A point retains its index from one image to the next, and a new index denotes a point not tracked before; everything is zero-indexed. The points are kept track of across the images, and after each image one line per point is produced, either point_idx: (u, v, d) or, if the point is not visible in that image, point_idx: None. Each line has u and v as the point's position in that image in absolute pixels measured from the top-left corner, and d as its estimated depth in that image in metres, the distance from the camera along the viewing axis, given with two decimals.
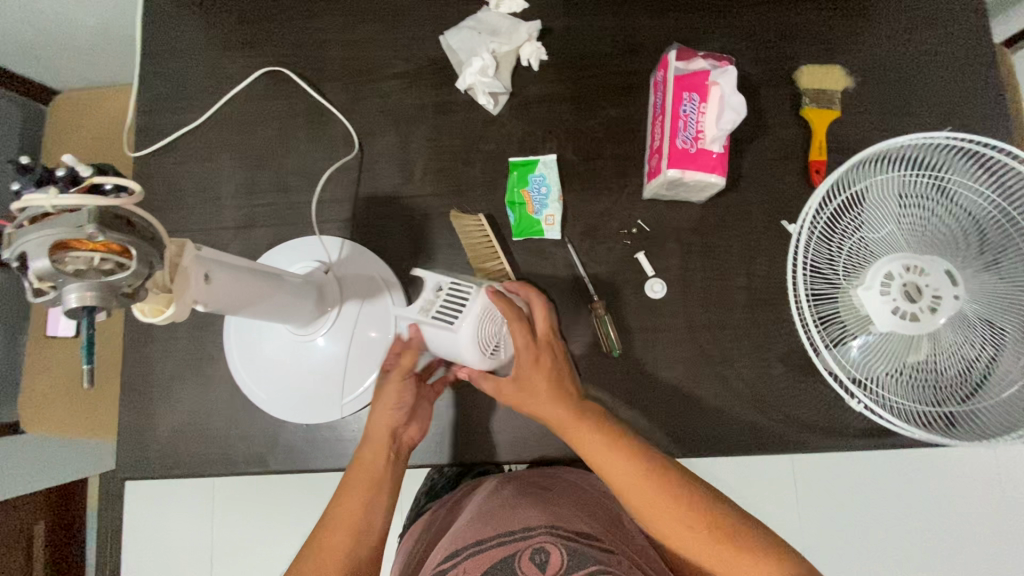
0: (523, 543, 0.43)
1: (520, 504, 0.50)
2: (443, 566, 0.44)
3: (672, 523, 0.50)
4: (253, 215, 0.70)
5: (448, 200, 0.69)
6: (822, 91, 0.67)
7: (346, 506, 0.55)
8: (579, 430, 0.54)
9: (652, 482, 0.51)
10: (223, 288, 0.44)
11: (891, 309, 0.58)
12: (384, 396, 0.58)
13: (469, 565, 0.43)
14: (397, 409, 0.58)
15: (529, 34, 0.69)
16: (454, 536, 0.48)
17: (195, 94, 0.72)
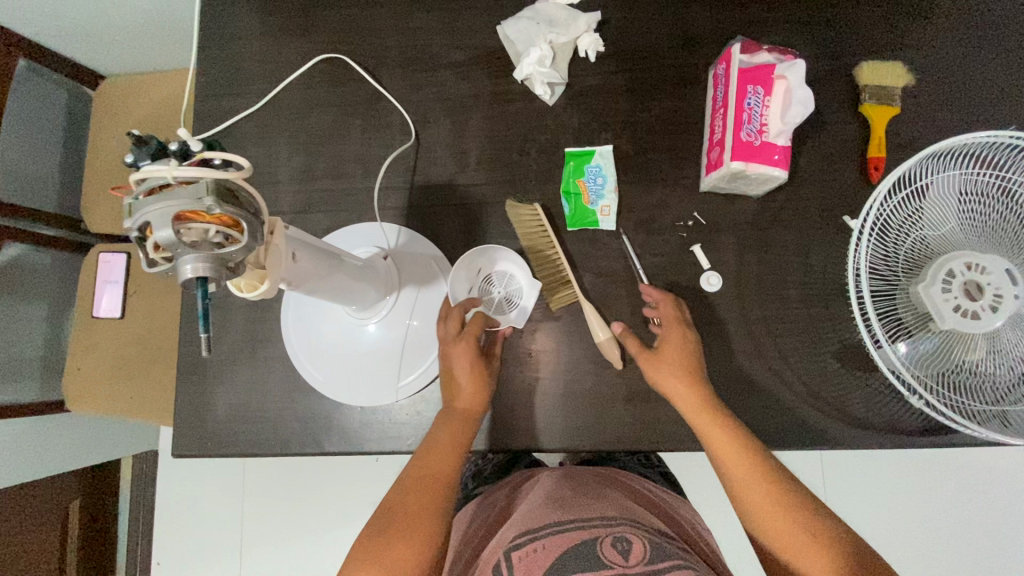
0: (603, 530, 0.47)
1: (593, 500, 0.54)
2: (521, 541, 0.48)
3: (769, 518, 0.52)
4: (309, 200, 0.70)
5: (503, 189, 0.69)
6: (882, 86, 0.67)
7: (441, 459, 0.56)
8: (701, 409, 0.57)
9: (757, 466, 0.54)
10: (304, 265, 0.45)
11: (949, 304, 0.58)
12: (481, 372, 0.61)
13: (550, 543, 0.46)
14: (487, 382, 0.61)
15: (587, 25, 0.69)
16: (529, 518, 0.52)
17: (253, 80, 0.73)
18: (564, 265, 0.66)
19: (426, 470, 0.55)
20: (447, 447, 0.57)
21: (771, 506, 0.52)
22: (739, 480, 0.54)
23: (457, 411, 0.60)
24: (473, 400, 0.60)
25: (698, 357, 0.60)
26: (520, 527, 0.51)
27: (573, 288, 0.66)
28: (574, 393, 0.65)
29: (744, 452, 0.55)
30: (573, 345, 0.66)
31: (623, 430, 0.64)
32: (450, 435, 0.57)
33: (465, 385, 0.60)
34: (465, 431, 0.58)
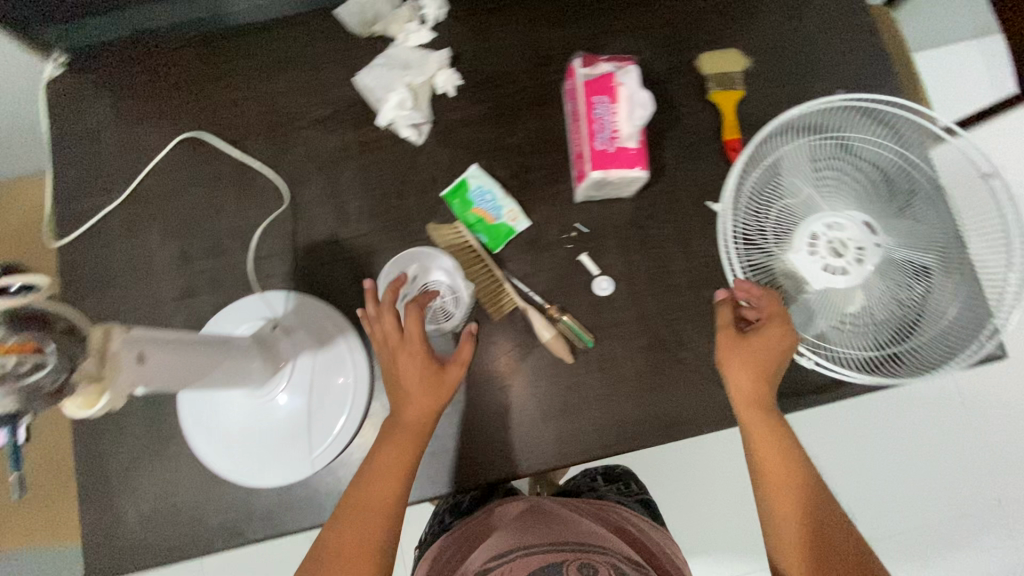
0: (569, 556, 0.54)
1: (557, 524, 0.62)
2: (489, 564, 0.56)
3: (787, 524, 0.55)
4: (192, 284, 0.68)
5: (387, 234, 0.69)
6: (724, 74, 0.70)
7: (381, 488, 0.56)
8: (762, 419, 0.59)
9: (789, 478, 0.57)
10: (160, 363, 0.43)
11: (816, 264, 0.62)
12: (426, 376, 0.58)
13: (515, 566, 0.54)
14: (430, 393, 0.58)
15: (439, 63, 0.71)
16: (500, 542, 0.60)
17: (112, 173, 0.70)
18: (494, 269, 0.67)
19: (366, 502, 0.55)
20: (387, 471, 0.56)
21: (798, 523, 0.55)
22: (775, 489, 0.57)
23: (402, 428, 0.57)
24: (415, 414, 0.58)
25: (782, 358, 0.59)
26: (490, 551, 0.59)
27: (508, 288, 0.67)
28: (494, 424, 0.65)
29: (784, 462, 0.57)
30: (484, 376, 0.66)
31: (549, 449, 0.65)
32: (388, 458, 0.57)
33: (410, 399, 0.58)
34: (405, 453, 0.57)
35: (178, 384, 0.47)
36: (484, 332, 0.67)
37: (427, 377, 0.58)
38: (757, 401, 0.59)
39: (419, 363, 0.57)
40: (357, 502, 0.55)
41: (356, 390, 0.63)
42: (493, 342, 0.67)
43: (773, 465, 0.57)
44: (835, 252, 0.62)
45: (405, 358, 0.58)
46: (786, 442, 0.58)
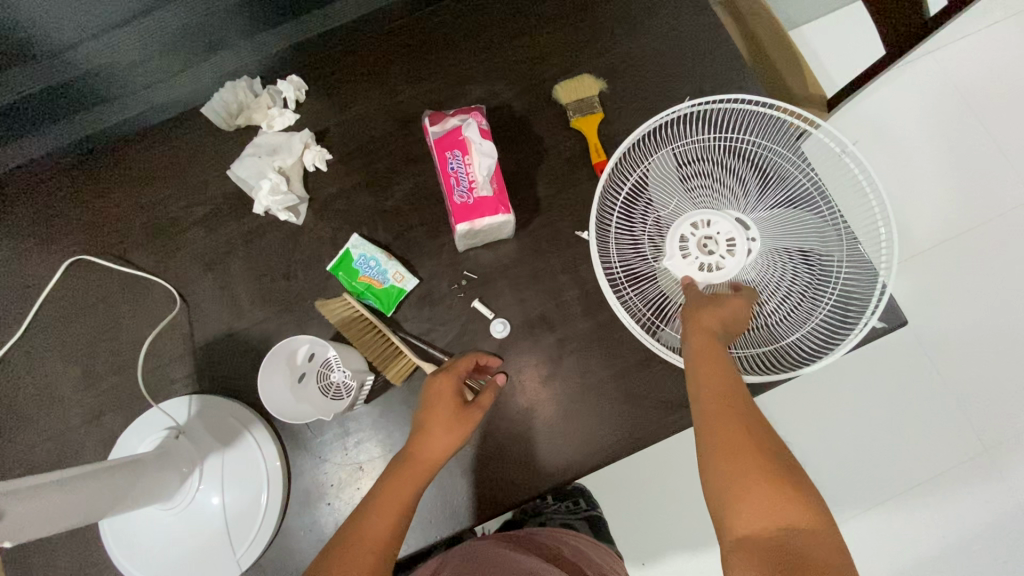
0: None
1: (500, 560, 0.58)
2: None
3: (722, 453, 0.45)
4: (98, 404, 0.69)
5: (281, 318, 0.69)
6: (581, 99, 0.72)
7: (380, 521, 0.51)
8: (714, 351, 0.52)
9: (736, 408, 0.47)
10: (26, 511, 0.43)
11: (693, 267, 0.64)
12: (456, 416, 0.57)
13: None
14: (450, 432, 0.56)
15: (304, 142, 0.72)
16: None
17: (6, 309, 0.71)
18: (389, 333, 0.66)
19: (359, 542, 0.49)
20: (389, 505, 0.52)
21: (739, 445, 0.44)
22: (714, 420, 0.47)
23: (417, 462, 0.55)
24: (433, 450, 0.56)
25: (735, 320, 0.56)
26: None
27: (405, 353, 0.66)
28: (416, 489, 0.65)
29: (726, 389, 0.49)
30: (397, 441, 0.66)
31: (472, 503, 0.65)
32: (397, 493, 0.53)
33: (433, 432, 0.56)
34: (413, 491, 0.54)
35: (61, 526, 0.48)
36: (391, 398, 0.67)
37: (452, 412, 0.57)
38: (710, 337, 0.54)
39: (448, 396, 0.57)
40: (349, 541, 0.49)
41: (269, 482, 0.63)
42: (401, 406, 0.67)
43: (715, 394, 0.49)
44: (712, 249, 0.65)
45: (441, 388, 0.58)
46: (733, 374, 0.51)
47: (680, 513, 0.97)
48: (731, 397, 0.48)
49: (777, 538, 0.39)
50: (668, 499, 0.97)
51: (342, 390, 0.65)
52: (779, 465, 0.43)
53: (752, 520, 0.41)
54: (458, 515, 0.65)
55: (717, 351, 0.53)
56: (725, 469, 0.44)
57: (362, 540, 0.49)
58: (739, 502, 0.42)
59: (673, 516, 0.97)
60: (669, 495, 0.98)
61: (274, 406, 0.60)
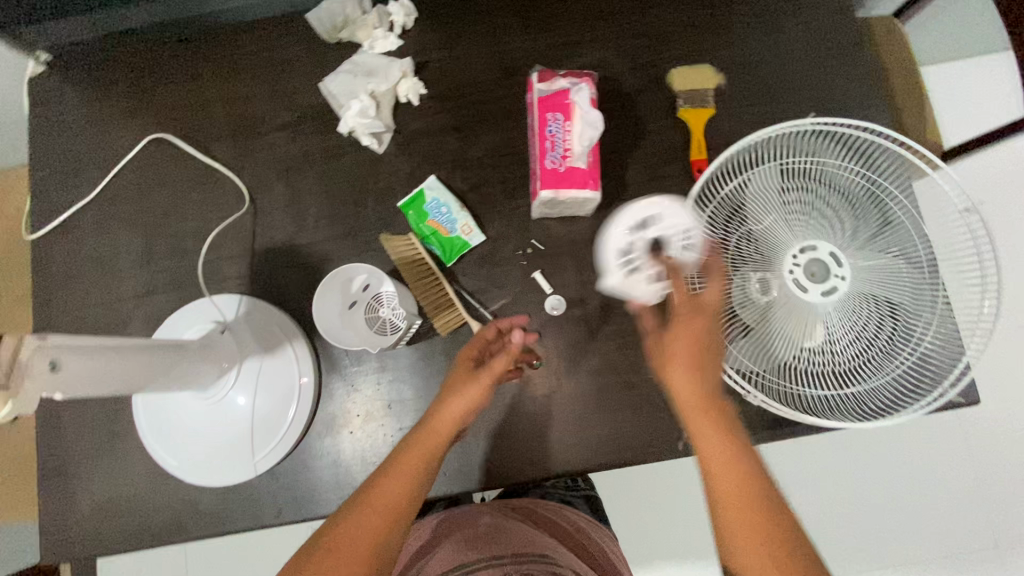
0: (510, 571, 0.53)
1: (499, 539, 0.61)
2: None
3: (742, 552, 0.47)
4: (153, 282, 0.70)
5: (342, 242, 0.69)
6: (694, 90, 0.68)
7: (394, 483, 0.51)
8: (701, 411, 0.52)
9: (739, 484, 0.48)
10: (79, 369, 0.44)
11: (642, 279, 0.58)
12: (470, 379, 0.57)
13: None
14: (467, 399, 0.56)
15: (403, 70, 0.70)
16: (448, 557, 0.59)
17: (85, 170, 0.73)
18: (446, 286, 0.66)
19: (376, 502, 0.49)
20: (408, 466, 0.52)
21: (750, 535, 0.46)
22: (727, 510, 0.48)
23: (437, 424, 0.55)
24: (450, 411, 0.55)
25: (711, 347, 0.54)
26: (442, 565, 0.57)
27: (457, 308, 0.65)
28: None
29: (739, 474, 0.49)
30: (429, 390, 0.66)
31: (490, 467, 0.65)
32: (416, 453, 0.53)
33: (450, 396, 0.56)
34: (432, 451, 0.54)
35: (106, 391, 0.48)
36: (432, 347, 0.66)
37: (467, 377, 0.57)
38: (690, 391, 0.52)
39: (467, 362, 0.59)
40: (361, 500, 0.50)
41: (300, 398, 0.64)
42: (441, 356, 0.66)
43: (719, 479, 0.49)
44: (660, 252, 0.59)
45: (462, 358, 0.60)
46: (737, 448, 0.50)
47: (676, 528, 0.96)
48: (741, 482, 0.48)
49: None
50: (668, 511, 0.97)
51: (391, 326, 0.65)
52: (788, 549, 0.46)
53: None
54: (474, 477, 0.65)
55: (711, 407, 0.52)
56: (744, 559, 0.47)
57: (381, 501, 0.50)
58: None
59: (668, 531, 0.96)
60: (668, 505, 0.97)
61: (325, 326, 0.62)
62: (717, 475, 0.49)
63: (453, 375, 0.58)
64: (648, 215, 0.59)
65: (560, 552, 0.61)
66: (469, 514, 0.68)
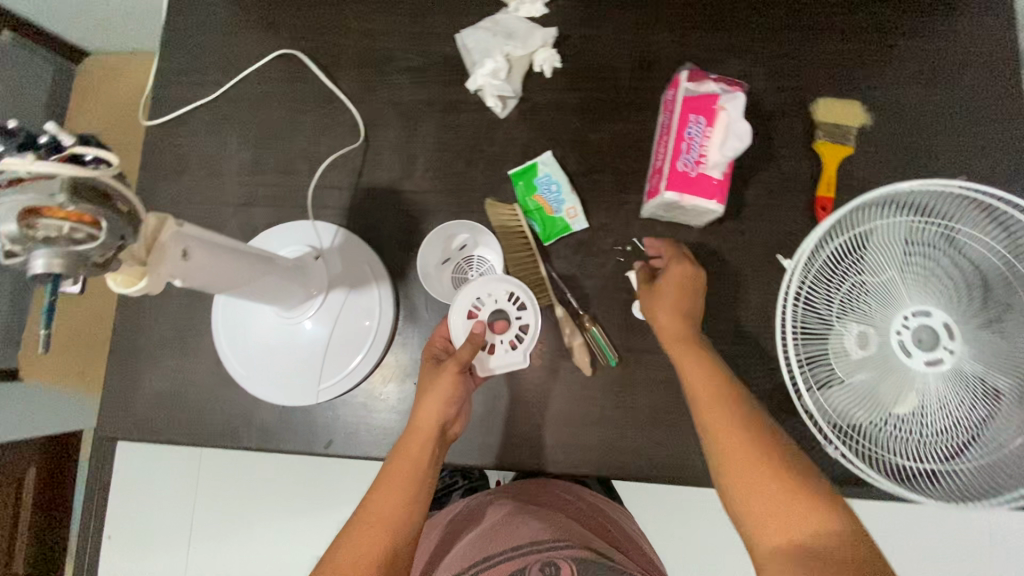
0: (536, 555, 0.54)
1: (522, 523, 0.61)
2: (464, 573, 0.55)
3: (739, 475, 0.49)
4: (254, 193, 0.71)
5: (445, 197, 0.68)
6: (838, 124, 0.65)
7: (384, 499, 0.52)
8: (685, 349, 0.56)
9: (729, 410, 0.52)
10: (206, 263, 0.45)
11: (506, 349, 0.58)
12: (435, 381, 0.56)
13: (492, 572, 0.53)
14: (446, 402, 0.55)
15: (544, 40, 0.69)
16: (471, 551, 0.59)
17: (210, 70, 0.73)
18: (539, 265, 0.65)
19: (374, 521, 0.50)
20: (398, 477, 0.53)
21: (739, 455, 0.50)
22: (723, 440, 0.51)
23: (420, 430, 0.55)
24: (425, 416, 0.55)
25: (693, 300, 0.59)
26: (459, 564, 0.58)
27: (547, 291, 0.64)
28: (500, 414, 0.64)
29: (726, 403, 0.52)
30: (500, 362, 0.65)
31: (544, 452, 0.63)
32: (405, 462, 0.54)
33: (424, 401, 0.56)
34: (422, 457, 0.54)
35: (215, 289, 0.49)
36: None
37: (429, 379, 0.57)
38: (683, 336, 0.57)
39: (429, 365, 0.59)
40: (360, 522, 0.51)
41: (376, 337, 0.65)
42: None
43: (710, 407, 0.52)
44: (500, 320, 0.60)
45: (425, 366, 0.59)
46: (727, 380, 0.54)
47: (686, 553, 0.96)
48: (730, 409, 0.52)
49: (805, 544, 0.45)
50: (681, 535, 0.96)
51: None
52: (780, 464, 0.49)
53: (772, 529, 0.47)
54: (527, 458, 0.63)
55: (687, 343, 0.56)
56: (741, 483, 0.49)
57: (375, 516, 0.51)
58: (760, 515, 0.47)
59: (676, 555, 0.96)
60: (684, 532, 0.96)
61: (423, 278, 0.63)
62: (706, 407, 0.53)
63: (422, 377, 0.58)
64: (477, 297, 0.59)
65: (575, 527, 0.62)
66: (467, 519, 0.69)
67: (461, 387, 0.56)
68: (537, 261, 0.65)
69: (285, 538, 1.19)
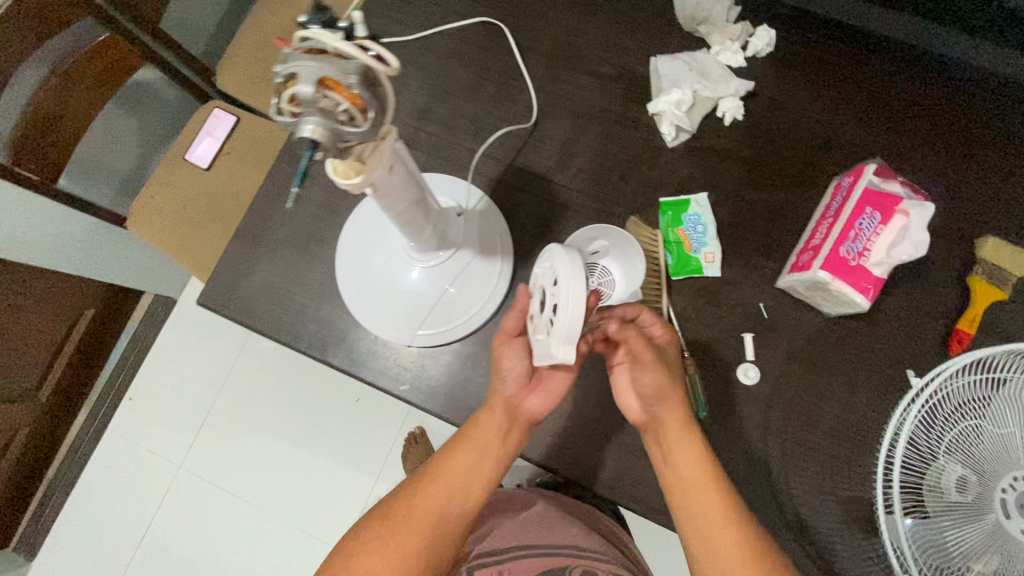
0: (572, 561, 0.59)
1: (554, 522, 0.67)
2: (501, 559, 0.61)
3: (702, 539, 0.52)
4: (415, 136, 0.73)
5: (591, 201, 0.70)
6: (999, 266, 0.63)
7: (452, 461, 0.57)
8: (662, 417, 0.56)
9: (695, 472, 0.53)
10: (395, 179, 0.46)
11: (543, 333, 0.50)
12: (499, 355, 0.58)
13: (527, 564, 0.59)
14: (517, 374, 0.58)
15: (736, 90, 0.70)
16: (503, 535, 0.65)
17: (412, 14, 0.77)
18: (660, 297, 0.65)
19: (435, 481, 0.56)
20: (466, 444, 0.57)
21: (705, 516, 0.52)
22: (688, 505, 0.53)
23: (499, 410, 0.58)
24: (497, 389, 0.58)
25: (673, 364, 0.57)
26: (496, 543, 0.64)
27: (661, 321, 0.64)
28: (574, 422, 0.64)
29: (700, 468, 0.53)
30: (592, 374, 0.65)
31: (605, 474, 0.63)
32: (475, 430, 0.57)
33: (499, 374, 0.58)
34: (488, 429, 0.57)
35: (384, 207, 0.51)
36: None
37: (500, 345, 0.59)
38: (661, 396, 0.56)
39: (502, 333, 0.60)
40: (427, 475, 0.57)
41: (483, 306, 0.66)
42: None
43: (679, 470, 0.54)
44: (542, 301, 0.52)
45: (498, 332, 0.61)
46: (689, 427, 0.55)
47: None
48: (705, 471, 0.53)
49: None
50: None
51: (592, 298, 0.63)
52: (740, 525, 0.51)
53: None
54: (587, 473, 0.63)
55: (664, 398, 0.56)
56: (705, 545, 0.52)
57: (442, 475, 0.56)
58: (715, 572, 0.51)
59: None
60: None
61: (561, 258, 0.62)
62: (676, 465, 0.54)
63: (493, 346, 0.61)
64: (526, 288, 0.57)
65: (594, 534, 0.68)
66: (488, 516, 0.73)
67: (523, 355, 0.58)
68: (661, 295, 0.65)
69: (295, 460, 1.25)
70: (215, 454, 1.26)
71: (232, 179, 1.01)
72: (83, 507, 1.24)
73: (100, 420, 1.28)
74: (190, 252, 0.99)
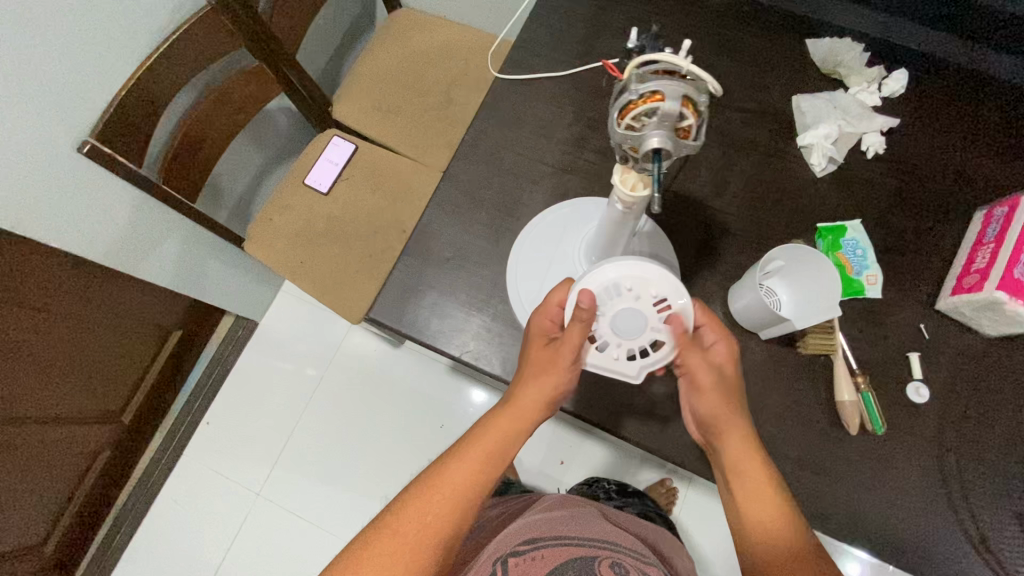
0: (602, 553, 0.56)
1: (576, 519, 0.64)
2: (521, 547, 0.57)
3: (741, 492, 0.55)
4: (574, 163, 0.77)
5: (748, 225, 0.73)
6: None
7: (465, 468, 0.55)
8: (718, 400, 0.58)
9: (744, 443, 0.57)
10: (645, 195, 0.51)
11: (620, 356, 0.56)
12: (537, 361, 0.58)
13: (547, 551, 0.56)
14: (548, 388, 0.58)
15: (879, 126, 0.75)
16: (523, 529, 0.62)
17: (564, 50, 0.82)
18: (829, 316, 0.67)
19: (442, 488, 0.54)
20: (482, 452, 0.56)
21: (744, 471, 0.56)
22: (733, 466, 0.56)
23: (514, 414, 0.58)
24: (527, 397, 0.58)
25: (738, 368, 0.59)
26: (518, 534, 0.61)
27: (836, 339, 0.66)
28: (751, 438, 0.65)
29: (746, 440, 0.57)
30: (767, 391, 0.67)
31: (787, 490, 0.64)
32: (492, 437, 0.57)
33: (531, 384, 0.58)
34: (507, 436, 0.57)
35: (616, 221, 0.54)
36: (784, 355, 0.68)
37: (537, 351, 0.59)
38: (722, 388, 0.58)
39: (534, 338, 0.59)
40: (436, 480, 0.55)
41: None
42: (790, 368, 0.67)
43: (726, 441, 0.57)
44: (635, 321, 0.55)
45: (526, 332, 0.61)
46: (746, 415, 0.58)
47: None
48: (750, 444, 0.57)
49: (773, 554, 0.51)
50: None
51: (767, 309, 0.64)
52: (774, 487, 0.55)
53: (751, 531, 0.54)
54: None
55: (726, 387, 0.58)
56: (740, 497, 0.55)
57: (450, 484, 0.55)
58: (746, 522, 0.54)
59: None
60: None
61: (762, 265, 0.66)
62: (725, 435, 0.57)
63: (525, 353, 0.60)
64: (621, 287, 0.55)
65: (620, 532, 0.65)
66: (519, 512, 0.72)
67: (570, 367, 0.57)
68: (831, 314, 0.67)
69: (378, 486, 1.23)
70: (294, 480, 1.23)
71: (350, 202, 1.03)
72: (154, 535, 1.19)
73: (173, 445, 1.25)
74: (302, 271, 1.00)
